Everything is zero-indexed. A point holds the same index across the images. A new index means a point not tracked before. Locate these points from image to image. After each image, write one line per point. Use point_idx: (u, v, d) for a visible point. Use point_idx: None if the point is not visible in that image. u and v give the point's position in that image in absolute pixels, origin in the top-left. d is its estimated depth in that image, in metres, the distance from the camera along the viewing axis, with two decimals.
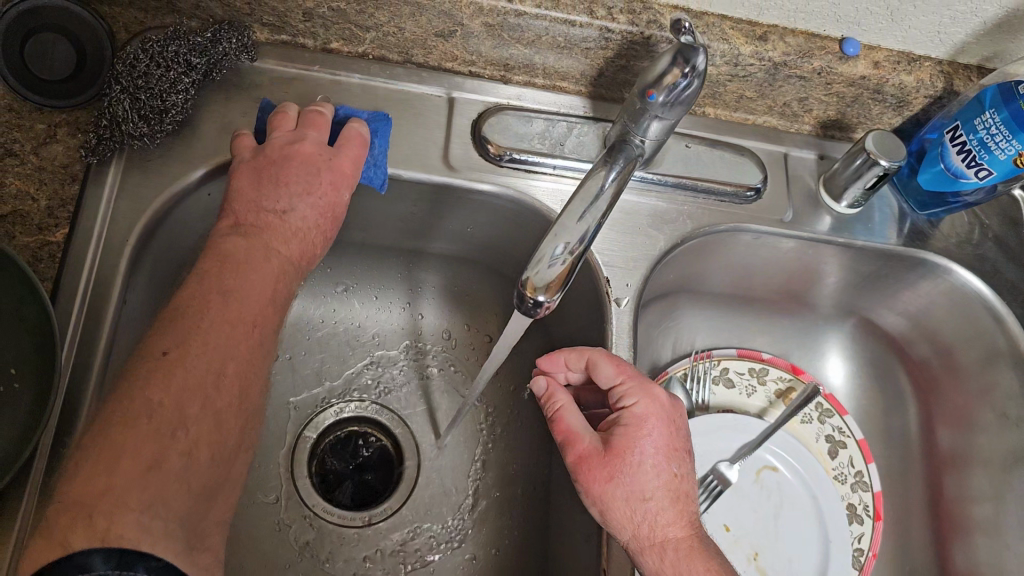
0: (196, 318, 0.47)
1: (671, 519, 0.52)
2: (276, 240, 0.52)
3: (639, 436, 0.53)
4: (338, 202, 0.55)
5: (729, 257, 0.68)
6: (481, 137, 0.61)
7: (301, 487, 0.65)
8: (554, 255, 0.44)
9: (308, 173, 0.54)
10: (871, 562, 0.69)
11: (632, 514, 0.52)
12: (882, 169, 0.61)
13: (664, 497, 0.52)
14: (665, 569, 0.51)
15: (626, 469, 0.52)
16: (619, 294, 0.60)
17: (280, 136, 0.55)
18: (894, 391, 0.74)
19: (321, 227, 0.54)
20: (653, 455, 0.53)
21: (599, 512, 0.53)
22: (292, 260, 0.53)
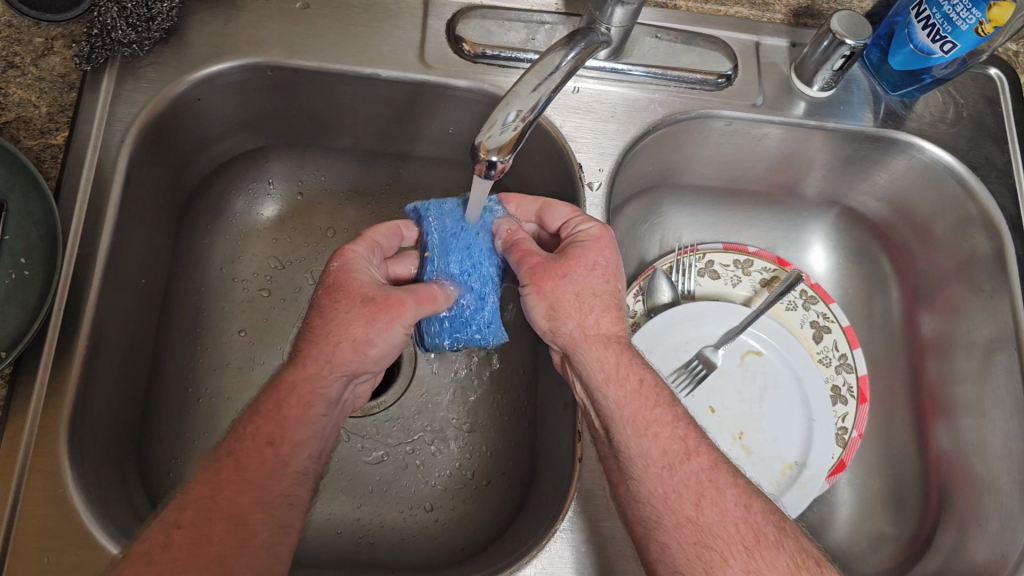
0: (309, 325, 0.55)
1: (612, 317, 0.55)
2: (306, 369, 0.52)
3: (595, 249, 0.56)
4: (367, 288, 0.54)
5: (703, 146, 0.70)
6: (455, 36, 0.64)
7: None
8: (507, 121, 0.47)
9: (342, 299, 0.54)
10: (856, 441, 0.71)
11: (579, 309, 0.55)
12: (849, 49, 0.62)
13: (608, 302, 0.56)
14: (606, 358, 0.54)
15: (577, 269, 0.55)
16: (592, 178, 0.63)
17: (337, 290, 0.54)
18: (875, 276, 0.76)
19: (366, 332, 0.53)
20: (603, 267, 0.56)
21: (545, 312, 0.55)
22: (347, 335, 0.53)
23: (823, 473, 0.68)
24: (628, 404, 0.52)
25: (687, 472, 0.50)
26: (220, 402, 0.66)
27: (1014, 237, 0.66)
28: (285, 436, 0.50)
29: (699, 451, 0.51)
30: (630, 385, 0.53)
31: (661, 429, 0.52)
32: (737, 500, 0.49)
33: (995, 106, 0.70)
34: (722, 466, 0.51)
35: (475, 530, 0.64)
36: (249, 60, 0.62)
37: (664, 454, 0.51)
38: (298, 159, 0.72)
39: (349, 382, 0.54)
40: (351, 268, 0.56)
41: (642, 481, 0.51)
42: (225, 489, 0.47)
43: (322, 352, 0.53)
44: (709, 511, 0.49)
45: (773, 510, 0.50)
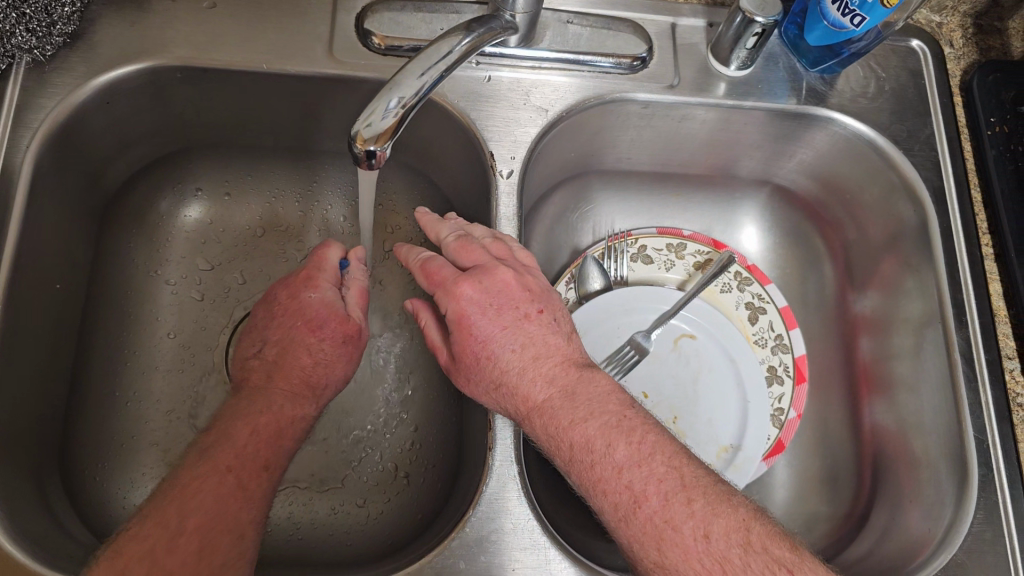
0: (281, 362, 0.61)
1: (531, 383, 0.53)
2: (291, 408, 0.58)
3: (465, 332, 0.55)
4: (335, 315, 0.62)
5: (626, 131, 0.70)
6: (363, 30, 0.63)
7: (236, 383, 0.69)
8: (387, 108, 0.47)
9: (323, 338, 0.62)
10: (794, 420, 0.70)
11: (499, 403, 0.55)
12: (760, 26, 0.62)
13: (516, 374, 0.54)
14: (537, 436, 0.53)
15: (472, 366, 0.55)
16: (504, 167, 0.63)
17: (315, 327, 0.62)
18: (809, 255, 0.76)
19: (346, 369, 0.62)
20: (486, 341, 0.55)
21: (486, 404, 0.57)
22: (330, 356, 0.62)
23: (758, 455, 0.68)
24: (574, 468, 0.52)
25: (642, 519, 0.49)
26: (148, 405, 0.67)
27: (939, 210, 0.65)
28: (277, 462, 0.55)
29: (648, 492, 0.49)
30: (564, 454, 0.52)
31: (607, 485, 0.50)
32: (694, 532, 0.47)
33: (918, 78, 0.69)
34: (677, 493, 0.49)
35: (406, 523, 0.64)
36: (157, 61, 0.62)
37: (617, 509, 0.50)
38: (222, 159, 0.72)
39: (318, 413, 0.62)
40: (324, 302, 0.63)
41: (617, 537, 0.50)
42: (229, 501, 0.50)
43: (308, 391, 0.60)
44: (670, 551, 0.47)
45: (737, 523, 0.48)
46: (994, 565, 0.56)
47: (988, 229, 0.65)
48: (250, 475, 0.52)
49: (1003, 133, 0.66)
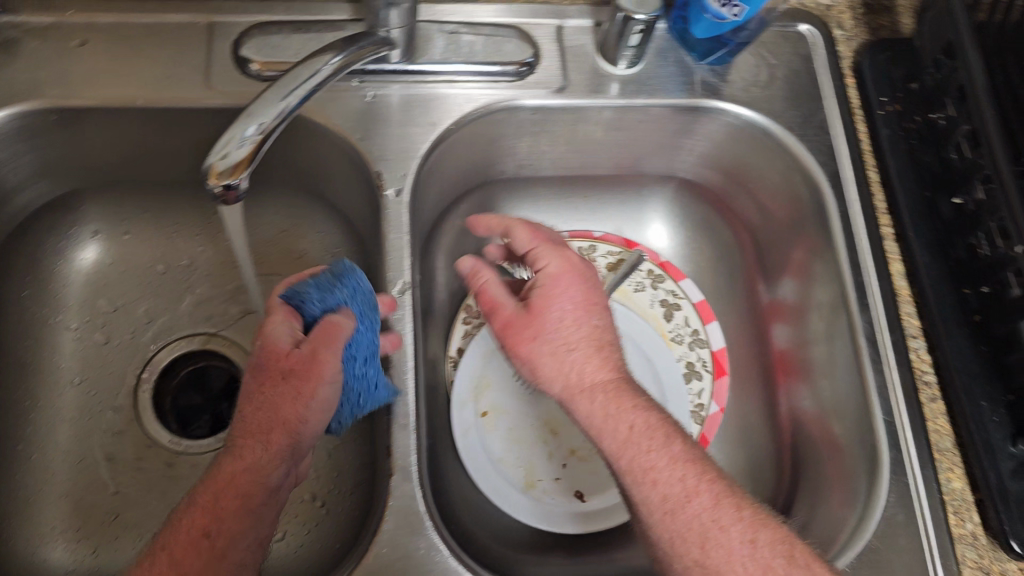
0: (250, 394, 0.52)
1: (596, 369, 0.54)
2: (244, 458, 0.49)
3: (553, 295, 0.56)
4: (280, 348, 0.53)
5: (524, 139, 0.69)
6: (240, 57, 0.62)
7: (150, 425, 0.68)
8: (244, 136, 0.47)
9: (264, 379, 0.52)
10: (716, 415, 0.70)
11: (559, 367, 0.54)
12: (641, 23, 0.61)
13: (591, 345, 0.55)
14: (593, 411, 0.53)
15: (547, 324, 0.55)
16: (393, 186, 0.61)
17: (270, 360, 0.52)
18: (721, 246, 0.76)
19: (295, 411, 0.51)
20: (572, 314, 0.55)
21: (527, 372, 0.56)
22: (284, 404, 0.51)
23: None
24: (625, 453, 0.51)
25: (687, 518, 0.48)
26: (54, 457, 0.65)
27: (834, 192, 0.65)
28: (221, 529, 0.47)
29: (700, 488, 0.49)
30: (620, 433, 0.51)
31: (659, 474, 0.50)
32: (742, 536, 0.48)
33: (809, 63, 0.69)
34: (725, 499, 0.49)
35: (324, 555, 0.62)
36: (29, 105, 0.60)
37: (665, 500, 0.49)
38: (118, 197, 0.71)
39: (292, 464, 0.51)
40: (269, 340, 0.53)
41: (652, 529, 0.49)
42: (183, 568, 0.45)
43: (258, 438, 0.50)
44: (714, 553, 0.47)
45: (783, 538, 0.48)
46: (908, 548, 0.55)
47: (887, 209, 0.65)
48: (187, 545, 0.46)
49: (896, 112, 0.66)
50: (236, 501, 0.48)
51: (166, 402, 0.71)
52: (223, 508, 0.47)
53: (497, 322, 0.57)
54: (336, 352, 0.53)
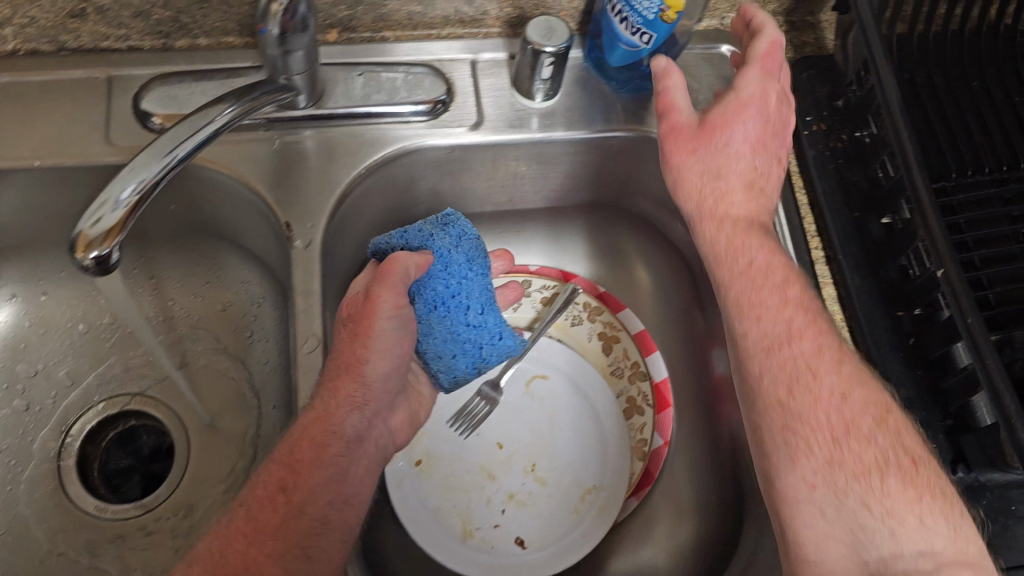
0: (335, 341, 0.55)
1: (736, 204, 0.56)
2: (316, 410, 0.53)
3: (734, 117, 0.55)
4: (353, 303, 0.55)
5: (442, 178, 0.67)
6: (141, 111, 0.60)
7: (71, 491, 0.66)
8: (119, 199, 0.45)
9: (360, 325, 0.53)
10: (662, 448, 0.67)
11: (701, 188, 0.56)
12: (551, 56, 0.60)
13: (750, 179, 0.56)
14: (718, 236, 0.55)
15: (709, 146, 0.55)
16: (300, 236, 0.59)
17: (346, 309, 0.55)
18: (659, 273, 0.74)
19: (356, 352, 0.53)
20: (748, 137, 0.55)
21: (671, 181, 0.57)
22: (348, 351, 0.53)
23: (619, 491, 0.65)
24: (738, 287, 0.54)
25: (783, 357, 0.50)
26: None
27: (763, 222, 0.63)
28: (298, 482, 0.51)
29: (802, 335, 0.51)
30: (738, 266, 0.54)
31: (764, 310, 0.52)
32: (831, 390, 0.48)
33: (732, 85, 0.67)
34: (828, 351, 0.50)
35: None
36: None
37: (764, 338, 0.51)
38: (34, 258, 0.69)
39: (368, 414, 0.54)
40: (348, 299, 0.56)
41: (746, 368, 0.52)
42: (265, 530, 0.49)
43: (349, 377, 0.53)
44: (800, 398, 0.49)
45: (879, 400, 0.49)
46: None
47: (816, 231, 0.63)
48: (268, 506, 0.50)
49: (821, 131, 0.65)
50: (318, 455, 0.52)
51: (93, 467, 0.69)
52: (301, 459, 0.51)
53: (664, 121, 0.57)
54: (397, 292, 0.53)
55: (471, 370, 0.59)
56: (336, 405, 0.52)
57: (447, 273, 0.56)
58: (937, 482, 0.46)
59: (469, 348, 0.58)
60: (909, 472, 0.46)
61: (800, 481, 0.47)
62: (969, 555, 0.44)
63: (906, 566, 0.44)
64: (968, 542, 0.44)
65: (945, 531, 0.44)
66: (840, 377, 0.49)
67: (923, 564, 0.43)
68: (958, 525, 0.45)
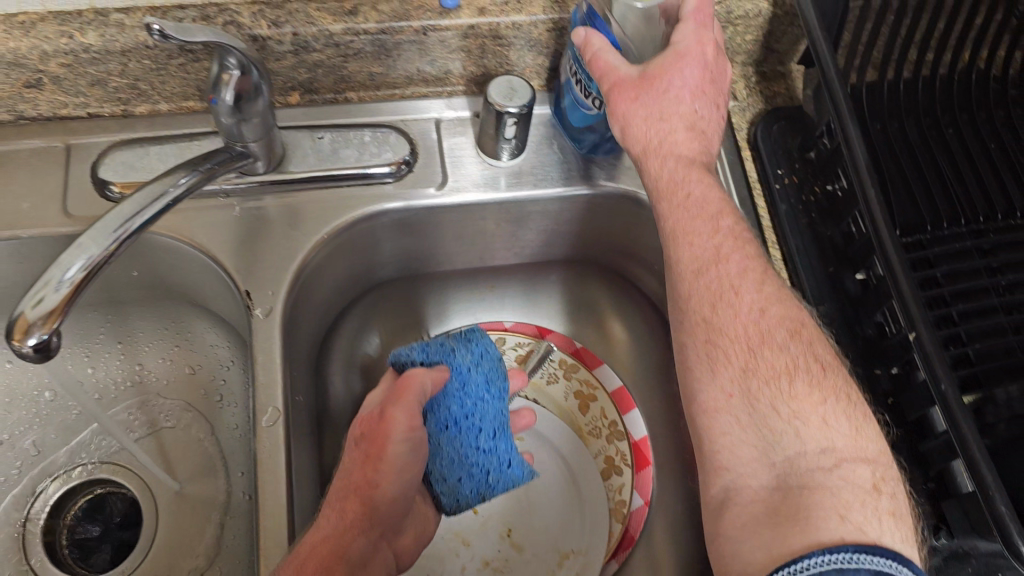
0: (347, 464, 0.54)
1: (680, 143, 0.54)
2: (323, 528, 0.50)
3: (675, 65, 0.53)
4: (367, 420, 0.55)
5: (408, 237, 0.66)
6: (100, 180, 0.59)
7: (37, 563, 0.65)
8: (63, 279, 0.44)
9: (371, 445, 0.53)
10: (642, 509, 0.65)
11: (648, 132, 0.54)
12: (513, 116, 0.59)
13: (692, 123, 0.54)
14: (666, 172, 0.54)
15: (653, 94, 0.53)
16: (260, 305, 0.58)
17: (356, 428, 0.56)
18: (636, 327, 0.73)
19: (364, 472, 0.53)
20: (685, 87, 0.53)
21: (619, 130, 0.55)
22: (358, 472, 0.53)
23: (598, 557, 0.63)
24: (675, 219, 0.53)
25: (712, 277, 0.50)
26: None
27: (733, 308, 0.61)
28: None
29: (731, 257, 0.51)
30: (676, 199, 0.53)
31: (696, 238, 0.52)
32: (752, 304, 0.49)
33: None
34: (752, 273, 0.51)
35: None
36: None
37: (694, 261, 0.51)
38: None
39: (374, 540, 0.53)
40: (361, 415, 0.56)
41: (683, 298, 0.51)
42: None
43: (357, 498, 0.52)
44: (722, 313, 0.49)
45: (795, 317, 0.50)
46: None
47: None
48: None
49: (793, 184, 0.64)
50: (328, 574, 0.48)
51: (62, 538, 0.67)
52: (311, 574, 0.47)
53: (603, 80, 0.54)
54: (412, 411, 0.54)
55: (474, 497, 0.59)
56: (341, 527, 0.51)
57: (465, 397, 0.57)
58: (845, 385, 0.47)
59: (473, 476, 0.58)
60: (818, 377, 0.47)
61: (716, 390, 0.48)
62: (868, 453, 0.44)
63: (810, 464, 0.43)
64: (868, 441, 0.45)
65: (845, 429, 0.45)
66: (762, 299, 0.50)
67: (824, 460, 0.44)
68: (860, 424, 0.46)
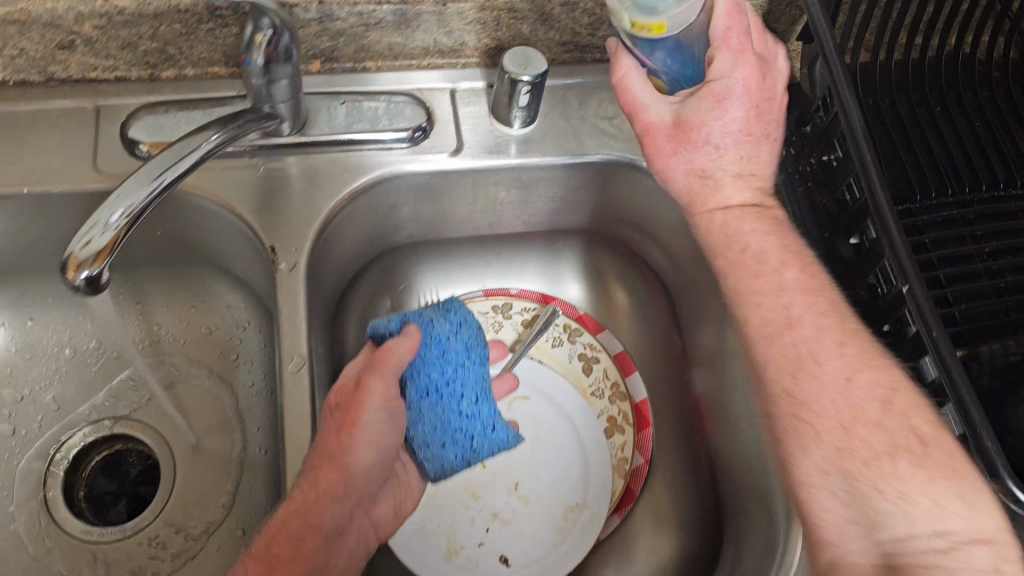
0: (320, 432, 0.54)
1: (725, 197, 0.58)
2: (297, 501, 0.52)
3: (712, 110, 0.55)
4: (342, 392, 0.55)
5: (422, 202, 0.69)
6: (130, 140, 0.61)
7: (58, 514, 0.67)
8: (110, 222, 0.46)
9: (346, 414, 0.54)
10: (642, 468, 0.69)
11: (692, 182, 0.58)
12: (527, 85, 0.62)
13: (738, 171, 0.58)
14: (721, 223, 0.58)
15: (694, 144, 0.57)
16: (286, 259, 0.60)
17: (334, 400, 0.56)
18: (637, 295, 0.76)
19: (339, 443, 0.53)
20: (727, 130, 0.56)
21: (660, 177, 0.60)
22: (333, 442, 0.53)
23: (602, 511, 0.67)
24: (746, 281, 0.55)
25: (786, 343, 0.52)
26: None
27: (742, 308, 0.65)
28: None
29: (803, 318, 0.52)
30: (734, 251, 0.56)
31: (763, 296, 0.54)
32: (836, 373, 0.50)
33: None
34: (839, 333, 0.51)
35: None
36: None
37: (769, 325, 0.53)
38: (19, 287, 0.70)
39: (343, 512, 0.54)
40: (338, 387, 0.56)
41: (767, 365, 0.53)
42: None
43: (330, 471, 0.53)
44: (806, 383, 0.50)
45: (888, 378, 0.49)
46: None
47: None
48: None
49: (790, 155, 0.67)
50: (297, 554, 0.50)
51: (79, 490, 0.69)
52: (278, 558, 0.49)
53: (637, 125, 0.59)
54: (387, 381, 0.54)
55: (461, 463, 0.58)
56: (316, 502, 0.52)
57: (444, 361, 0.55)
58: (951, 456, 0.47)
59: (457, 443, 0.56)
60: (921, 452, 0.47)
61: (812, 466, 0.49)
62: (986, 530, 0.45)
63: (920, 546, 0.46)
64: (985, 515, 0.46)
65: (958, 508, 0.46)
66: (813, 320, 0.52)
67: (937, 542, 0.45)
68: (972, 498, 0.46)
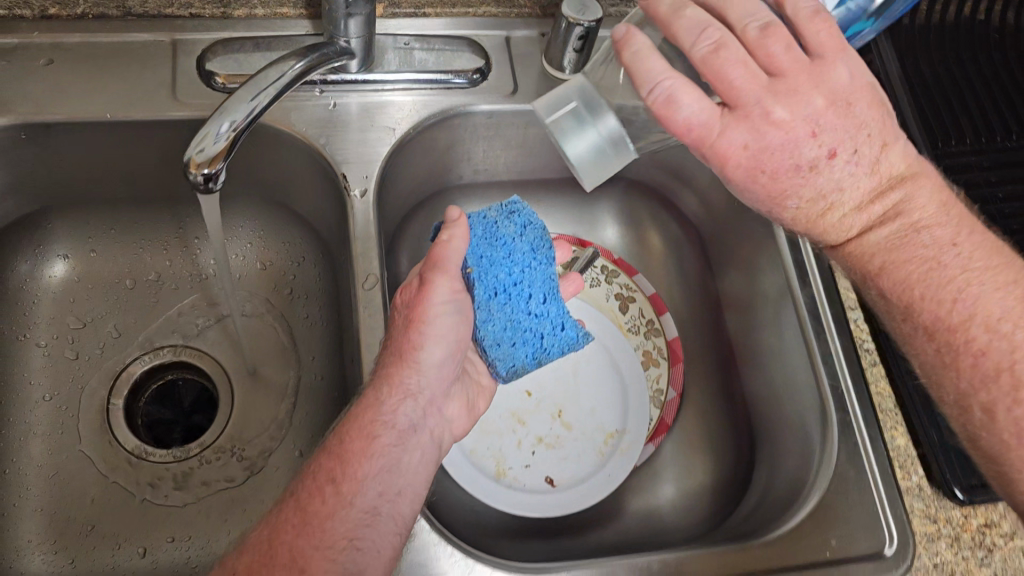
0: (394, 334, 0.57)
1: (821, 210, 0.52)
2: (374, 397, 0.55)
3: (713, 153, 0.49)
4: (407, 292, 0.58)
5: (475, 144, 0.72)
6: (206, 73, 0.65)
7: (121, 433, 0.69)
8: (219, 132, 0.49)
9: (412, 311, 0.56)
10: (676, 399, 0.73)
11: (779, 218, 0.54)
12: (582, 28, 0.65)
13: (798, 191, 0.50)
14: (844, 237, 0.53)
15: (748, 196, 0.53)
16: (358, 186, 0.64)
17: (400, 301, 0.58)
18: (668, 242, 0.81)
19: (406, 336, 0.56)
20: (750, 166, 0.49)
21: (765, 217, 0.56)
22: (404, 338, 0.56)
23: (642, 436, 0.70)
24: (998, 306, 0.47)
25: None
26: (29, 469, 0.66)
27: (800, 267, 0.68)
28: (347, 475, 0.51)
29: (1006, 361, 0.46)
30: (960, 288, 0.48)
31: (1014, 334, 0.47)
32: None
33: None
34: None
35: None
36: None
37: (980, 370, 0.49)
38: (82, 218, 0.72)
39: (421, 405, 0.56)
40: (404, 289, 0.58)
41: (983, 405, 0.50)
42: (281, 535, 0.48)
43: (401, 367, 0.56)
44: None
45: None
46: (859, 502, 0.59)
47: None
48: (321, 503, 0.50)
49: None
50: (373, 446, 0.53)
51: (139, 413, 0.72)
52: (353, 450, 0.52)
53: None
54: (450, 275, 0.56)
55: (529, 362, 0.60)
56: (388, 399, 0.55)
57: (512, 260, 0.59)
58: None
59: (528, 340, 0.59)
60: None
61: None
62: None
63: None
64: None
65: None
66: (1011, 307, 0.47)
67: None
68: None
